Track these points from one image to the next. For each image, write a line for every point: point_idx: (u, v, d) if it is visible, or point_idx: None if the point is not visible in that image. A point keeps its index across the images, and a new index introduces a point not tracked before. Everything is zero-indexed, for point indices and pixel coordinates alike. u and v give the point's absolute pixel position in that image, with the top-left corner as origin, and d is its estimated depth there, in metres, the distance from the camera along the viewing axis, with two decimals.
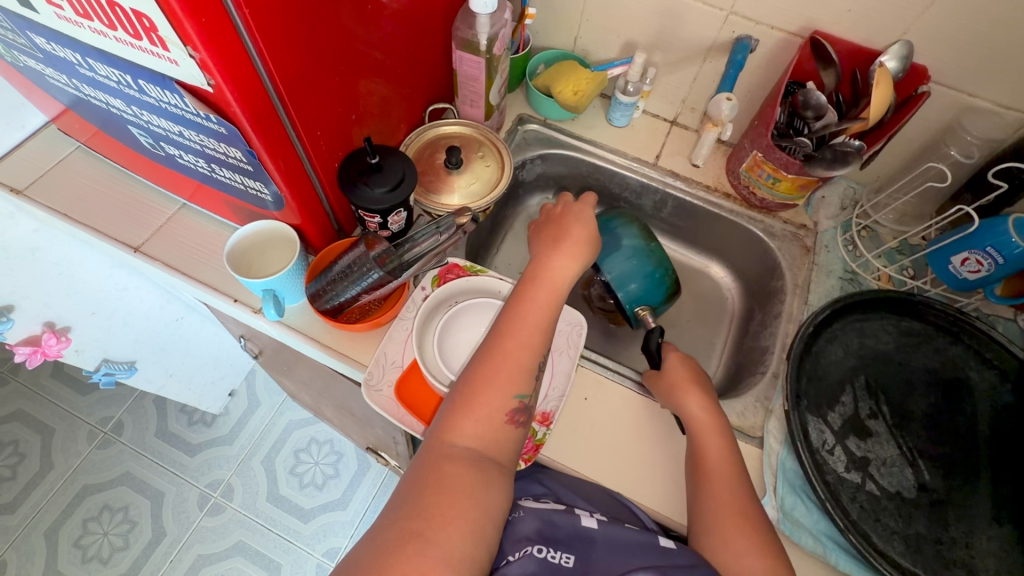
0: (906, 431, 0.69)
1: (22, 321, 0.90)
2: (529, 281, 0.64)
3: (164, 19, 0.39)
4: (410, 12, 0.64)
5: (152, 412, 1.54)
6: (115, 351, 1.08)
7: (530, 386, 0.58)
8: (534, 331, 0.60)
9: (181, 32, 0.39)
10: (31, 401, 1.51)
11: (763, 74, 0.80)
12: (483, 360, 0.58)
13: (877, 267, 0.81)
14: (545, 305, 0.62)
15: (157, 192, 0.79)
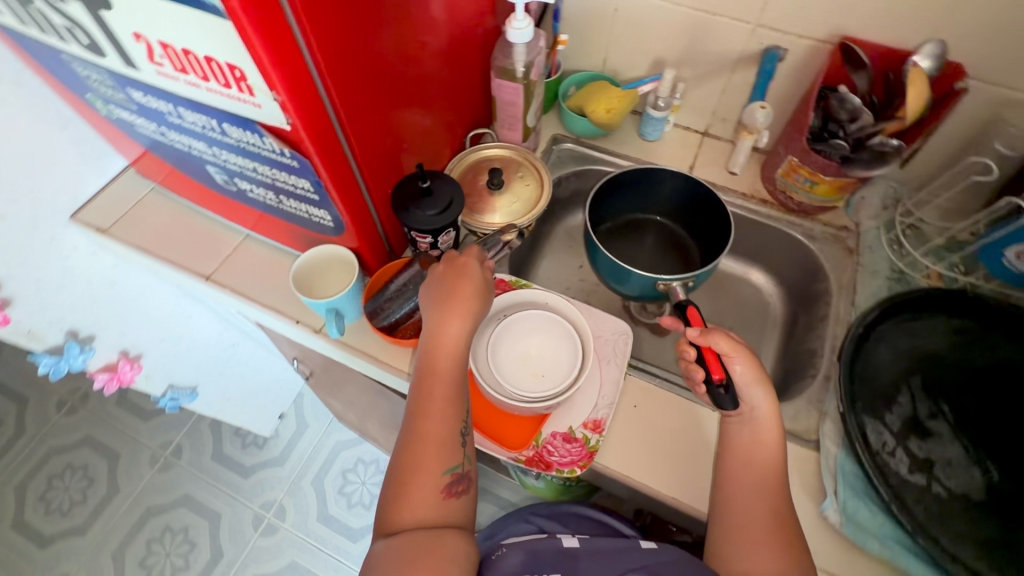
0: (969, 432, 0.68)
1: (102, 350, 0.96)
2: (429, 349, 0.62)
3: (254, 69, 0.44)
4: (450, 48, 0.69)
5: (208, 436, 1.61)
6: (179, 378, 1.15)
7: (457, 457, 0.59)
8: (445, 403, 0.60)
9: (268, 80, 0.45)
10: (99, 428, 1.60)
11: (793, 81, 0.82)
12: (405, 453, 0.58)
13: (926, 265, 0.80)
14: (447, 374, 0.61)
15: (223, 225, 0.86)
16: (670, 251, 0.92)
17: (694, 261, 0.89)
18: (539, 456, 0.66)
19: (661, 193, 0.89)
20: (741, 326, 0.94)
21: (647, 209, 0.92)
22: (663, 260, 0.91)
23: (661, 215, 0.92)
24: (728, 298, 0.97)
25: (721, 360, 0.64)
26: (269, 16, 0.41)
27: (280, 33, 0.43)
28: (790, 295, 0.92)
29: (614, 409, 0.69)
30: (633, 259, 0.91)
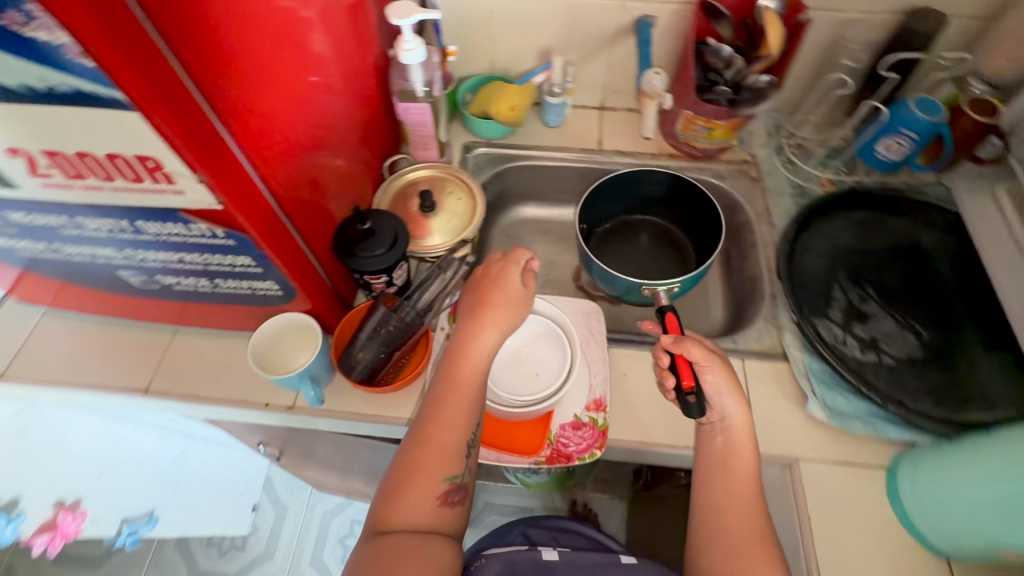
0: (893, 304, 0.79)
1: (32, 510, 0.92)
2: (457, 354, 0.61)
3: (172, 155, 0.41)
4: (351, 87, 0.68)
5: (177, 559, 1.44)
6: (133, 510, 1.08)
7: (459, 465, 0.59)
8: (461, 412, 0.59)
9: (189, 163, 0.42)
10: None
11: (667, 43, 0.89)
12: (406, 451, 0.58)
13: (818, 176, 0.91)
14: (467, 382, 0.60)
15: (144, 328, 0.77)
16: (665, 247, 0.95)
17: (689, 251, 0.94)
18: (557, 451, 0.68)
19: (654, 191, 0.92)
20: None
21: (641, 208, 0.95)
22: (659, 256, 0.95)
23: (656, 212, 0.95)
24: None
25: (692, 369, 0.62)
26: (174, 95, 0.39)
27: (189, 110, 0.40)
28: None
29: (609, 384, 0.72)
30: (628, 263, 0.94)
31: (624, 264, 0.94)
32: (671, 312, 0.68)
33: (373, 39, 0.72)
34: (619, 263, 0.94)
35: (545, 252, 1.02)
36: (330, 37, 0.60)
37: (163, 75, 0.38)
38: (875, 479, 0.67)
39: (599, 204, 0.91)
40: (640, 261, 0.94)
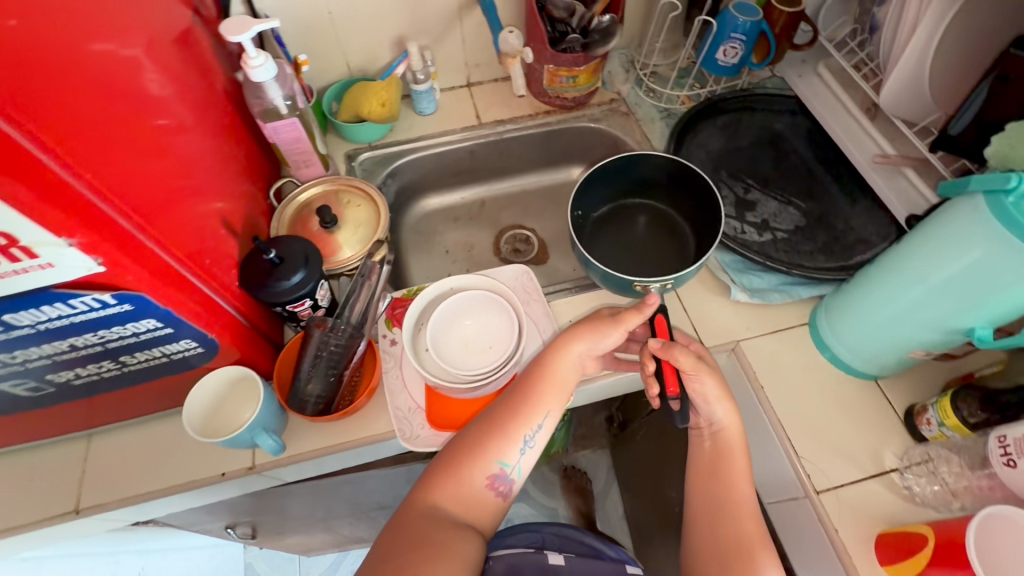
0: (772, 187, 0.89)
1: None
2: (547, 353, 0.62)
3: (26, 222, 0.36)
4: (208, 118, 0.64)
5: None
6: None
7: (515, 455, 0.59)
8: (534, 409, 0.60)
9: (51, 226, 0.37)
10: None
11: (511, 5, 0.91)
12: (465, 434, 0.60)
13: (677, 95, 0.99)
14: (548, 382, 0.61)
15: (46, 444, 0.67)
16: (662, 231, 0.90)
17: (688, 237, 0.88)
18: None
19: (650, 174, 0.87)
20: None
21: (635, 191, 0.90)
22: (655, 240, 0.90)
23: (652, 198, 0.90)
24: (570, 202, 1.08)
25: (678, 376, 0.62)
26: (11, 156, 0.34)
27: (33, 170, 0.36)
28: None
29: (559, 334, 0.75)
30: (620, 252, 0.89)
31: (615, 253, 0.89)
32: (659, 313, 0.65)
33: (216, 66, 0.68)
34: (611, 253, 0.88)
35: (459, 237, 1.02)
36: (167, 70, 0.55)
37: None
38: (802, 336, 0.76)
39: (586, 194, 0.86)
40: (636, 247, 0.89)
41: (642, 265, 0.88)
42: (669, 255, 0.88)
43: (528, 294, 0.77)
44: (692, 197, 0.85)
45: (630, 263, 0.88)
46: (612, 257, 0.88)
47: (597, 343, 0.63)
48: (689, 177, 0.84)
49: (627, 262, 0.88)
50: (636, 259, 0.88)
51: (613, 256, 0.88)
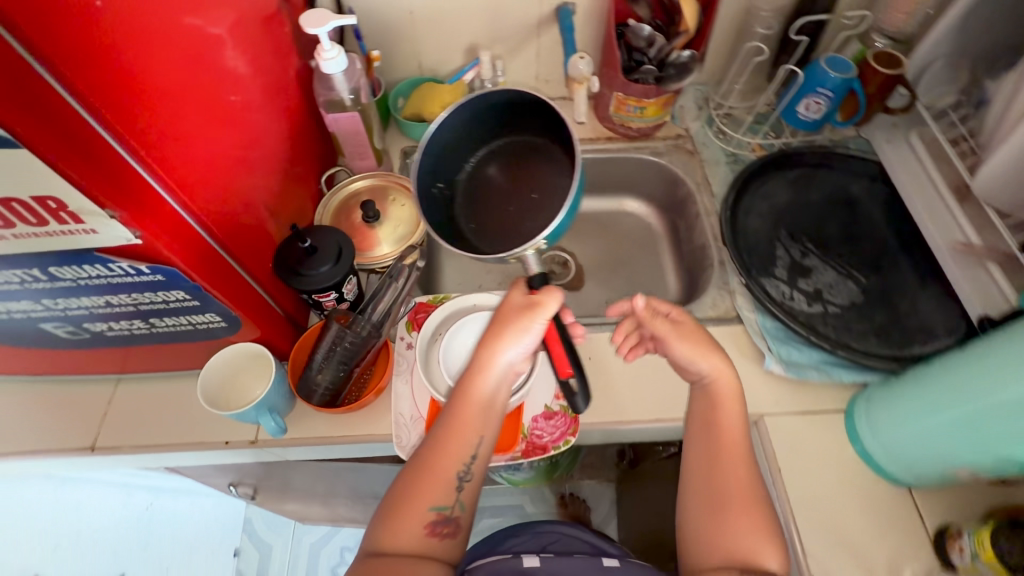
0: (832, 255, 0.83)
1: None
2: (466, 377, 0.60)
3: (75, 193, 0.38)
4: (274, 102, 0.66)
5: None
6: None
7: (452, 491, 0.59)
8: (462, 443, 0.59)
9: (95, 199, 0.39)
10: None
11: (591, 27, 0.89)
12: (406, 473, 0.59)
13: (748, 142, 0.94)
14: (473, 410, 0.59)
15: (81, 382, 0.72)
16: (524, 154, 0.69)
17: (542, 141, 0.68)
18: (532, 445, 0.68)
19: (455, 137, 0.67)
20: (636, 252, 1.03)
21: (465, 165, 0.70)
22: (532, 176, 0.68)
23: (476, 151, 0.70)
24: (617, 232, 1.05)
25: (571, 357, 0.58)
26: (72, 127, 0.36)
27: (91, 145, 0.38)
28: (663, 209, 1.03)
29: None
30: (511, 205, 0.68)
31: (506, 210, 0.68)
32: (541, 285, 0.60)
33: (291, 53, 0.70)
34: (502, 211, 0.68)
35: None
36: (244, 53, 0.57)
37: (59, 108, 0.35)
38: (833, 422, 0.71)
39: (442, 157, 0.67)
40: (522, 192, 0.68)
41: (533, 207, 0.66)
42: (554, 183, 0.66)
43: None
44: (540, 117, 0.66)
45: (534, 207, 0.66)
46: (502, 214, 0.68)
47: (524, 343, 0.59)
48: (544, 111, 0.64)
49: (521, 213, 0.67)
50: (526, 207, 0.67)
51: (505, 212, 0.68)
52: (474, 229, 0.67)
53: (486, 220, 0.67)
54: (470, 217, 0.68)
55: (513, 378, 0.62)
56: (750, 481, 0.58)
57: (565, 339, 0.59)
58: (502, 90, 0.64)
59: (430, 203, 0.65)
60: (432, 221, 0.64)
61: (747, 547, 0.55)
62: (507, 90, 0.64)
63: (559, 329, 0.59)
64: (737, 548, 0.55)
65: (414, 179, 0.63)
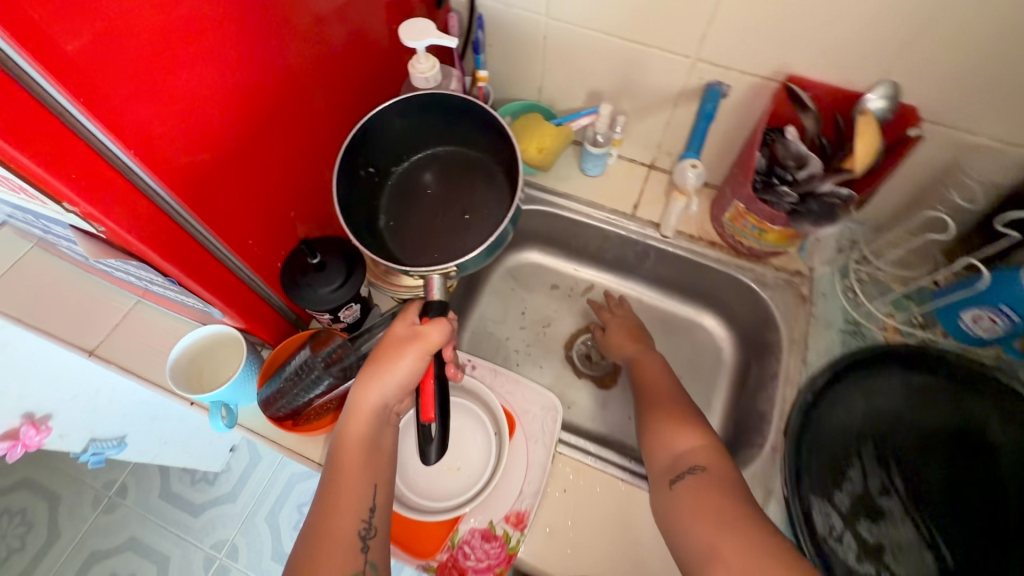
0: (922, 506, 0.63)
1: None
2: (346, 423, 0.58)
3: (32, 182, 0.36)
4: (341, 94, 0.61)
5: (154, 471, 1.43)
6: (103, 430, 1.04)
7: (359, 559, 0.53)
8: (353, 498, 0.55)
9: (54, 191, 0.37)
10: (38, 468, 1.42)
11: (738, 118, 0.74)
12: (306, 549, 0.53)
13: (881, 316, 0.74)
14: (357, 460, 0.57)
15: (113, 289, 0.76)
16: (464, 169, 0.70)
17: (486, 160, 0.70)
18: (452, 561, 0.60)
19: (405, 130, 0.67)
20: (691, 375, 0.89)
21: (402, 161, 0.70)
22: (466, 192, 0.69)
23: (421, 153, 0.71)
24: (679, 342, 0.92)
25: (439, 399, 0.56)
26: (35, 121, 0.33)
27: (58, 139, 0.35)
28: (742, 342, 0.87)
29: (540, 498, 0.64)
30: (439, 214, 0.68)
31: (435, 221, 0.68)
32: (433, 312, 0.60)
33: (381, 41, 0.65)
34: (428, 223, 0.68)
35: (545, 306, 0.94)
36: (312, 42, 0.52)
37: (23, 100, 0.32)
38: None
39: (379, 143, 0.66)
40: (452, 206, 0.69)
41: (461, 225, 0.67)
42: (486, 207, 0.67)
43: (534, 422, 0.68)
44: (492, 139, 0.67)
45: (462, 226, 0.67)
46: (428, 225, 0.68)
47: (399, 378, 0.58)
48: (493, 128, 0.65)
49: (449, 227, 0.67)
50: (454, 223, 0.67)
51: (431, 221, 0.68)
52: (392, 230, 0.68)
53: (409, 222, 0.68)
54: (393, 216, 0.69)
55: (392, 422, 0.61)
56: (666, 402, 0.67)
57: (436, 377, 0.57)
58: (463, 97, 0.64)
59: (356, 190, 0.64)
60: (352, 215, 0.63)
61: (677, 449, 0.60)
62: (476, 103, 0.64)
63: (436, 368, 0.58)
64: (667, 449, 0.61)
65: (342, 158, 0.60)
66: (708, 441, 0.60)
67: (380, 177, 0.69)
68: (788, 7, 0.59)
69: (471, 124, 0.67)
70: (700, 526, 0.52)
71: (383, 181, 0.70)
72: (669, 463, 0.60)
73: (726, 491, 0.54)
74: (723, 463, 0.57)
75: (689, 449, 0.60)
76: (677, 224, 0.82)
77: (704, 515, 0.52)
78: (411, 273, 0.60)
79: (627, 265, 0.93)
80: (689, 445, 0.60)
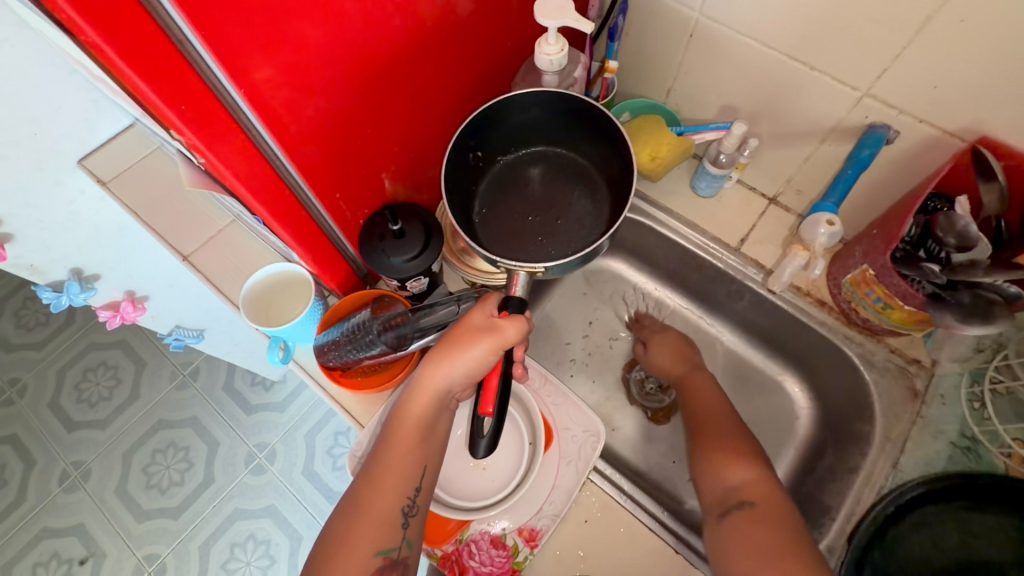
0: None
1: (105, 289, 0.89)
2: (406, 399, 0.57)
3: (147, 107, 0.37)
4: (461, 61, 0.58)
5: (226, 365, 1.53)
6: (188, 320, 1.06)
7: (396, 536, 0.53)
8: (400, 475, 0.55)
9: (165, 120, 0.37)
10: (135, 333, 1.56)
11: (895, 171, 0.64)
12: (344, 515, 0.53)
13: (1010, 441, 0.60)
14: (411, 438, 0.56)
15: (215, 202, 0.80)
16: (569, 174, 0.69)
17: (591, 171, 0.69)
18: (456, 557, 0.59)
19: (523, 122, 0.66)
20: (754, 437, 0.80)
21: (510, 151, 0.69)
22: (564, 198, 0.68)
23: (530, 147, 0.69)
24: (751, 396, 0.83)
25: (501, 395, 0.56)
26: (155, 51, 0.33)
27: (176, 71, 0.35)
28: (824, 418, 0.77)
29: (558, 522, 0.61)
30: (531, 214, 0.67)
31: (526, 220, 0.67)
32: (513, 308, 0.57)
33: (512, 11, 0.60)
34: (519, 221, 0.67)
35: (613, 320, 0.89)
36: (438, 6, 0.50)
37: (146, 27, 0.32)
38: None
39: (497, 130, 0.65)
40: (546, 209, 0.68)
41: (552, 230, 0.66)
42: (580, 219, 0.66)
43: (573, 444, 0.64)
44: (607, 152, 0.65)
45: (552, 231, 0.66)
46: (519, 222, 0.67)
47: (468, 366, 0.56)
48: (614, 142, 0.63)
49: (539, 229, 0.66)
50: (545, 226, 0.66)
51: (524, 219, 0.67)
52: (483, 217, 0.68)
53: (500, 214, 0.67)
54: (487, 204, 0.68)
55: (449, 407, 0.60)
56: (718, 426, 0.64)
57: (502, 373, 0.57)
58: (595, 106, 0.61)
59: (459, 172, 0.63)
60: (454, 196, 0.63)
61: (728, 480, 0.57)
62: (605, 115, 0.61)
63: (503, 364, 0.57)
64: (716, 480, 0.58)
65: (458, 140, 0.60)
66: (762, 474, 0.57)
67: (485, 163, 0.68)
68: (1012, 56, 0.47)
69: (593, 135, 0.65)
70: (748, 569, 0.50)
71: (487, 166, 0.68)
72: (718, 496, 0.57)
73: (778, 529, 0.51)
74: (775, 500, 0.54)
75: (739, 480, 0.57)
76: (790, 280, 0.73)
77: (749, 555, 0.50)
78: (499, 265, 0.57)
79: (715, 300, 0.85)
80: (740, 477, 0.57)
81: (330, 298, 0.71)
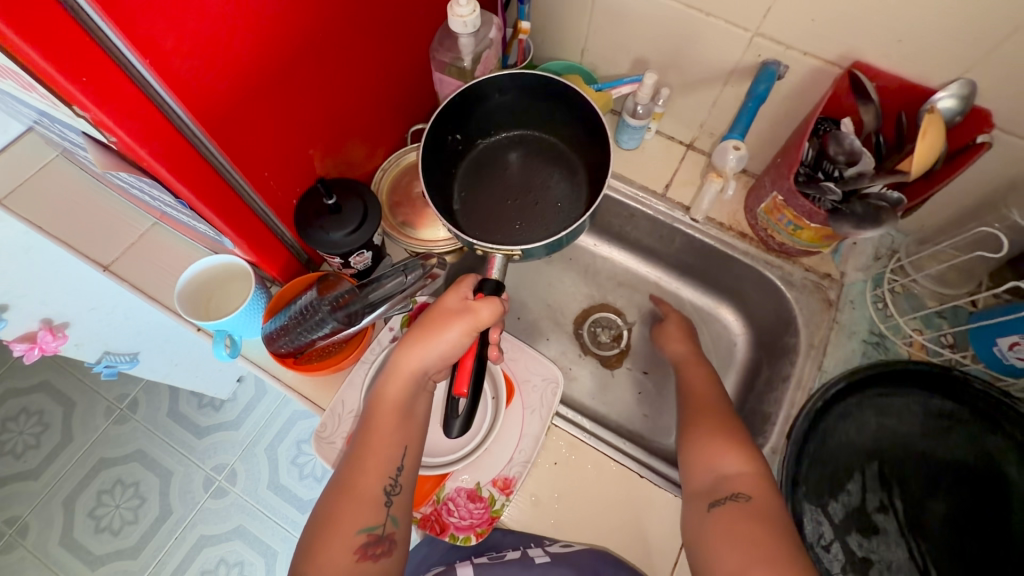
0: (920, 532, 0.62)
1: (17, 319, 0.79)
2: (386, 384, 0.59)
3: (43, 82, 0.35)
4: (378, 28, 0.58)
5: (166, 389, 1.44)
6: (118, 345, 0.96)
7: (380, 512, 0.54)
8: (382, 456, 0.56)
9: (64, 95, 0.35)
10: (58, 370, 1.44)
11: (789, 104, 0.70)
12: (329, 498, 0.54)
13: (909, 332, 0.71)
14: (391, 421, 0.58)
15: (131, 207, 0.76)
16: (547, 157, 0.71)
17: (569, 153, 0.71)
18: (436, 516, 0.61)
19: (499, 105, 0.68)
20: None
21: (488, 135, 0.71)
22: (542, 181, 0.71)
23: (508, 131, 0.71)
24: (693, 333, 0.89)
25: (475, 375, 0.56)
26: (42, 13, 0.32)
27: (70, 36, 0.33)
28: (757, 340, 0.85)
29: (529, 467, 0.63)
30: (510, 198, 0.70)
31: (505, 204, 0.69)
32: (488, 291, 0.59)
33: None
34: (499, 204, 0.69)
35: (559, 280, 0.93)
36: None
37: None
38: None
39: (473, 115, 0.67)
40: (524, 192, 0.70)
41: (530, 213, 0.69)
42: (559, 202, 0.69)
43: (538, 396, 0.67)
44: (574, 126, 0.68)
45: (531, 215, 0.68)
46: (499, 206, 0.69)
47: (442, 344, 0.57)
48: (587, 122, 0.65)
49: (518, 212, 0.69)
50: (524, 209, 0.69)
51: (502, 203, 0.69)
52: (461, 201, 0.70)
53: (478, 200, 0.70)
54: (465, 188, 0.70)
55: (427, 389, 0.61)
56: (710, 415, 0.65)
57: (477, 355, 0.57)
58: (567, 86, 0.63)
59: (437, 155, 0.66)
60: (431, 179, 0.65)
61: (722, 470, 0.59)
62: (577, 95, 0.63)
63: (479, 346, 0.58)
64: (709, 470, 0.60)
65: (434, 123, 0.62)
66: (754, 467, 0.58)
67: (463, 146, 0.69)
68: None
69: (566, 116, 0.67)
70: (736, 556, 0.51)
71: (465, 150, 0.70)
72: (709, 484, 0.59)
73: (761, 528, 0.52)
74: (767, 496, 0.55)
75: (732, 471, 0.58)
76: (708, 209, 0.79)
77: (734, 545, 0.52)
78: (475, 247, 0.59)
79: (651, 247, 0.90)
80: (734, 468, 0.58)
81: (272, 287, 0.70)
